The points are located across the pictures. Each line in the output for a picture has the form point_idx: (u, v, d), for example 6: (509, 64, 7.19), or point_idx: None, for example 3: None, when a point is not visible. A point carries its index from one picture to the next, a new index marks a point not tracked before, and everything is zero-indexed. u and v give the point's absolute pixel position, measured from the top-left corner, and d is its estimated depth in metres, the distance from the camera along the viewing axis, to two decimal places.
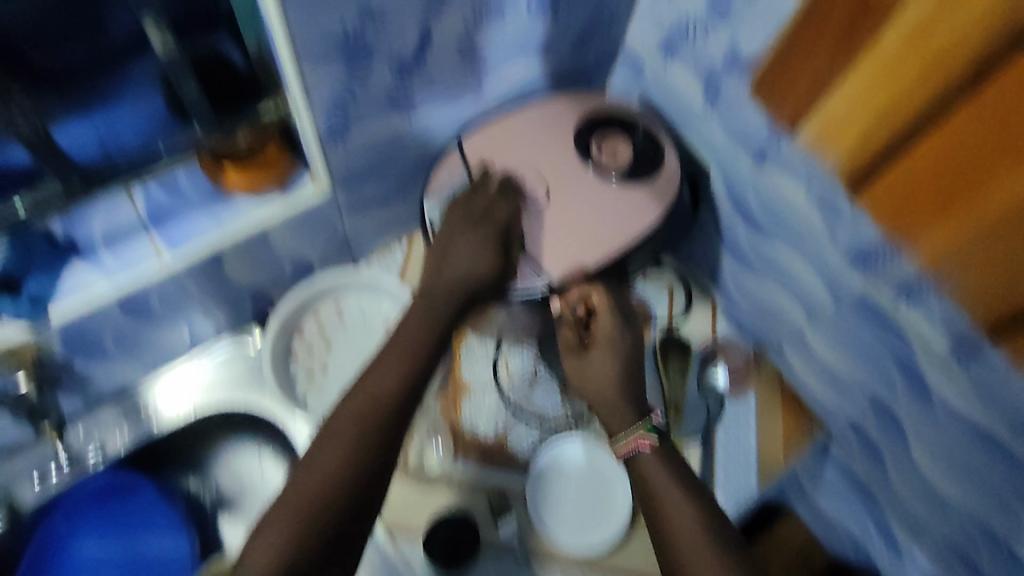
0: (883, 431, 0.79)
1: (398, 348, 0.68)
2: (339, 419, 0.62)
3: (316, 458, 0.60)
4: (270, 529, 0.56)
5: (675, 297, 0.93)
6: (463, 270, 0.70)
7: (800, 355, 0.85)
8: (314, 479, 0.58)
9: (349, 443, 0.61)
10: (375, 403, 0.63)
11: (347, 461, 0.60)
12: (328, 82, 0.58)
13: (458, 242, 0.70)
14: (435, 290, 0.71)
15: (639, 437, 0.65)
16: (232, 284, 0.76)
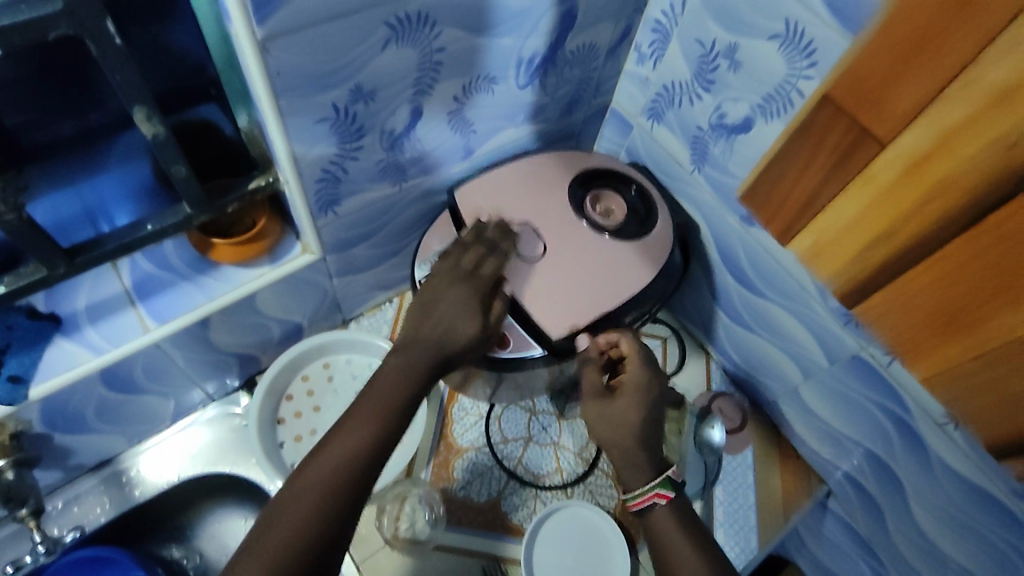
0: (882, 487, 0.78)
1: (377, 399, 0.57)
2: (307, 484, 0.52)
3: (281, 509, 0.51)
4: None
5: (668, 350, 0.94)
6: (451, 324, 0.61)
7: (796, 409, 0.84)
8: (278, 536, 0.49)
9: (319, 513, 0.50)
10: (351, 468, 0.53)
11: (316, 536, 0.50)
12: (320, 156, 0.58)
13: (448, 299, 0.63)
14: (421, 338, 0.60)
15: (656, 493, 0.59)
16: (219, 352, 0.74)
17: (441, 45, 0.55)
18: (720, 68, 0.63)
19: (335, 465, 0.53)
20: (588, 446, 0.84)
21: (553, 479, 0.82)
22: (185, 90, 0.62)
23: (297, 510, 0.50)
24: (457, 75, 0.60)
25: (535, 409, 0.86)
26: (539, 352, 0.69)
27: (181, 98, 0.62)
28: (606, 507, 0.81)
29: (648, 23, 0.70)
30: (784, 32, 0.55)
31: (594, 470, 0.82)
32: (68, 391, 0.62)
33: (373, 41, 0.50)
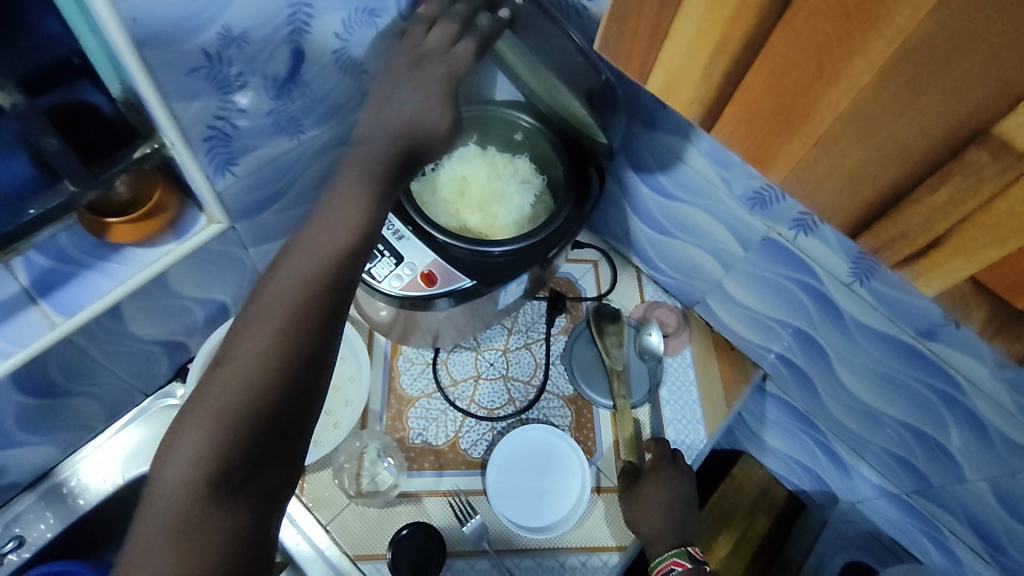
0: (811, 359, 0.83)
1: (276, 300, 0.51)
2: (246, 347, 0.50)
3: (216, 372, 0.49)
4: (177, 458, 0.46)
5: (599, 271, 0.95)
6: (348, 217, 0.56)
7: (724, 303, 0.88)
8: (223, 390, 0.48)
9: (243, 399, 0.48)
10: (264, 363, 0.49)
11: (278, 382, 0.49)
12: (203, 111, 0.56)
13: (402, 91, 0.63)
14: (316, 244, 0.55)
15: (673, 560, 0.71)
16: (139, 341, 0.71)
17: None
18: None
19: (252, 358, 0.49)
20: (536, 373, 0.86)
21: (506, 410, 0.83)
22: (49, 68, 0.54)
23: (221, 398, 0.48)
24: (334, 9, 0.58)
25: (479, 346, 0.86)
26: (467, 281, 0.71)
27: (51, 76, 0.55)
28: (562, 426, 0.83)
29: None
30: None
31: (544, 395, 0.84)
32: None
33: None
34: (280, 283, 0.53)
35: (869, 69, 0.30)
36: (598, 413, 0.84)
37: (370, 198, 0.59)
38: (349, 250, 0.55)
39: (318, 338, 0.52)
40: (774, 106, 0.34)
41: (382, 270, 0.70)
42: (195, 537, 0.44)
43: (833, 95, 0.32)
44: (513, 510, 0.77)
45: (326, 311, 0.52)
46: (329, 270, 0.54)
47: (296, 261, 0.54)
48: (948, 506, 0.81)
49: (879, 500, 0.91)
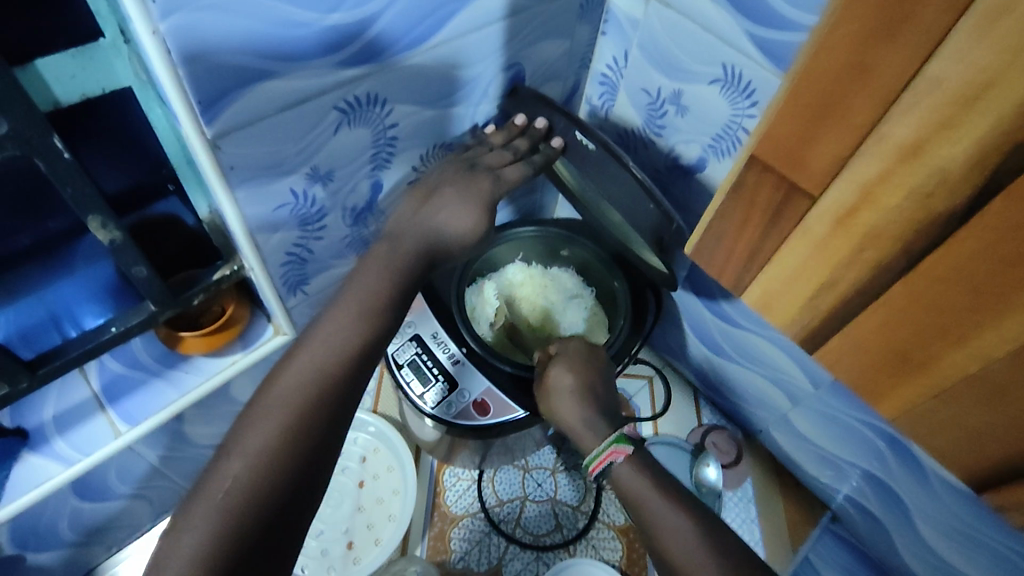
0: (884, 505, 0.76)
1: (285, 394, 0.47)
2: (251, 438, 0.44)
3: (216, 469, 0.44)
4: (170, 562, 0.40)
5: (654, 390, 0.94)
6: (367, 311, 0.51)
7: (790, 437, 0.83)
8: (223, 486, 0.42)
9: (244, 500, 0.42)
10: (269, 462, 0.44)
11: (286, 481, 0.44)
12: (284, 241, 0.59)
13: (445, 200, 0.57)
14: (333, 334, 0.50)
15: (612, 448, 0.58)
16: (195, 446, 0.72)
17: (394, 122, 0.58)
18: (668, 114, 0.66)
19: (254, 456, 0.44)
20: (585, 498, 0.82)
21: (554, 538, 0.79)
22: (141, 188, 0.59)
23: (217, 499, 0.42)
24: (414, 146, 0.62)
25: (528, 465, 0.84)
26: (521, 413, 0.69)
27: (139, 197, 0.60)
28: (612, 561, 0.78)
29: (596, 76, 0.74)
30: (723, 75, 0.58)
31: (594, 523, 0.80)
32: (34, 507, 0.59)
33: (325, 125, 0.51)
34: (291, 373, 0.48)
35: (965, 359, 0.29)
36: (650, 548, 0.79)
37: (396, 295, 0.53)
38: (363, 342, 0.50)
39: (324, 436, 0.46)
40: (892, 346, 0.32)
41: (435, 395, 0.71)
42: None
43: (948, 372, 0.30)
44: None
45: (334, 408, 0.47)
46: (345, 368, 0.49)
47: (308, 350, 0.49)
48: None
49: None
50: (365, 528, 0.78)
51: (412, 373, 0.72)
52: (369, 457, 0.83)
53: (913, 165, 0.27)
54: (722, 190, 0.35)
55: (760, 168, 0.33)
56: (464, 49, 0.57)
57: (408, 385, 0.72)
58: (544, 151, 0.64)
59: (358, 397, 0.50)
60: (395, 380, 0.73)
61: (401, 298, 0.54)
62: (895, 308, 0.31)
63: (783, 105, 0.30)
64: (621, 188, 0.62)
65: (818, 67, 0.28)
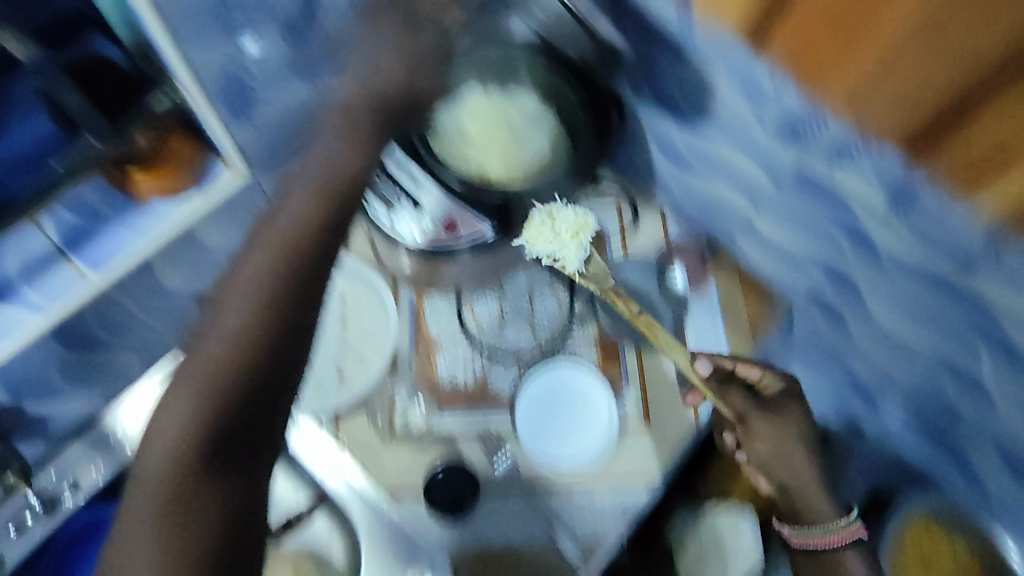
0: (841, 296, 0.80)
1: (248, 283, 0.50)
2: (221, 328, 0.50)
3: (197, 349, 0.50)
4: (172, 425, 0.50)
5: (622, 211, 0.95)
6: (316, 185, 0.51)
7: (753, 241, 0.85)
8: (199, 370, 0.49)
9: (214, 388, 0.49)
10: (239, 356, 0.49)
11: (253, 370, 0.49)
12: (219, 64, 0.61)
13: (373, 59, 0.51)
14: (289, 218, 0.50)
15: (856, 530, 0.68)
16: (172, 295, 0.73)
17: None
18: None
19: (228, 347, 0.49)
20: (561, 315, 0.85)
21: (533, 352, 0.84)
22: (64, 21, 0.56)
23: (201, 382, 0.49)
24: None
25: (503, 292, 0.86)
26: (494, 236, 0.74)
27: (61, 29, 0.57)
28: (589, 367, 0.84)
29: None
30: None
31: (570, 336, 0.85)
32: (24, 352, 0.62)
33: None
34: (252, 263, 0.50)
35: (914, 45, 0.46)
36: (623, 351, 0.84)
37: (346, 150, 0.51)
38: (321, 236, 0.50)
39: (289, 326, 0.50)
40: (881, 50, 0.49)
41: (408, 222, 0.74)
42: (188, 500, 0.48)
43: (905, 53, 0.48)
44: (543, 441, 0.78)
45: (298, 304, 0.50)
46: (302, 257, 0.50)
47: (269, 242, 0.50)
48: (977, 437, 0.78)
49: (904, 430, 0.88)
50: (354, 358, 0.82)
51: (377, 197, 0.73)
52: (348, 297, 0.84)
53: None
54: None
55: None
56: None
57: (374, 209, 0.72)
58: None
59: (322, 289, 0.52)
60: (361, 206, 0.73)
61: (369, 154, 0.52)
62: (881, 19, 0.47)
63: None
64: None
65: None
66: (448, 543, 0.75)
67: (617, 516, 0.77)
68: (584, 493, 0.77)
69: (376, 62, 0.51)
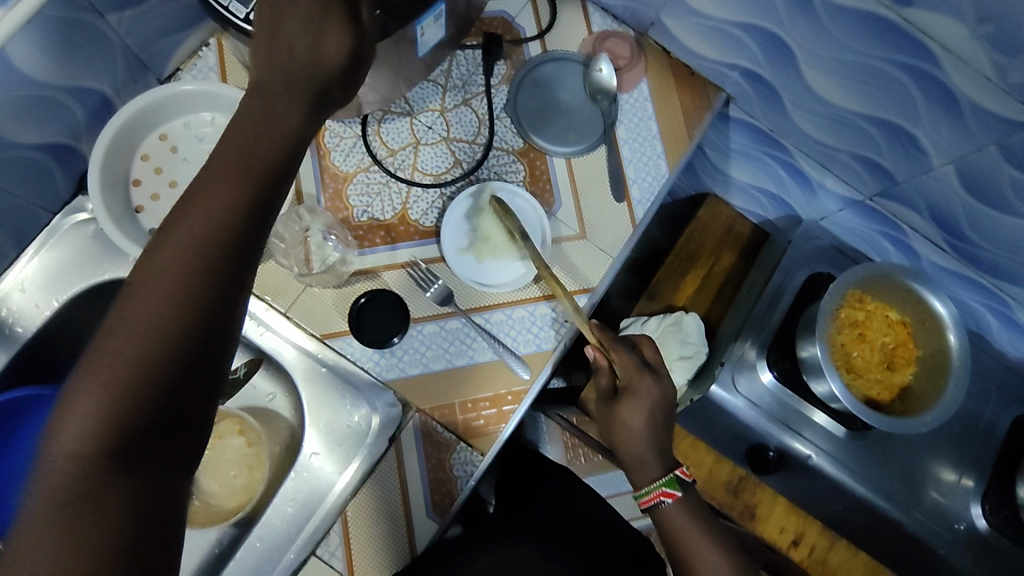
0: (777, 69, 0.74)
1: (170, 266, 0.40)
2: (134, 317, 0.39)
3: (100, 346, 0.38)
4: (64, 436, 0.37)
5: (537, 6, 0.81)
6: (240, 166, 0.42)
7: (681, 20, 0.76)
8: (106, 365, 0.38)
9: (133, 387, 0.38)
10: (157, 356, 0.38)
11: (179, 365, 0.39)
12: None
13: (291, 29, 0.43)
14: (215, 194, 0.41)
15: (661, 492, 0.70)
16: (11, 147, 0.62)
17: None
18: None
19: (141, 343, 0.38)
20: (480, 131, 0.78)
21: (454, 173, 0.77)
22: None
23: (112, 387, 0.37)
24: None
25: (413, 112, 0.78)
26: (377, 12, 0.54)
27: None
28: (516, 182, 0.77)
29: None
30: None
31: (492, 152, 0.77)
32: None
33: None
34: (173, 241, 0.40)
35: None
36: (552, 162, 0.78)
37: (263, 134, 0.43)
38: (250, 212, 0.42)
39: (218, 315, 0.41)
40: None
41: None
42: (83, 517, 0.36)
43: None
44: (474, 263, 0.74)
45: (227, 295, 0.41)
46: (231, 236, 0.41)
47: (188, 215, 0.41)
48: (910, 203, 0.77)
49: (842, 212, 0.87)
50: None
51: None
52: None
53: None
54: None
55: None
56: None
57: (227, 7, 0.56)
58: None
59: (252, 281, 0.43)
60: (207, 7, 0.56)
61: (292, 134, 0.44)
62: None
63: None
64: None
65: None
66: (393, 377, 0.72)
67: (561, 328, 0.74)
68: (525, 310, 0.74)
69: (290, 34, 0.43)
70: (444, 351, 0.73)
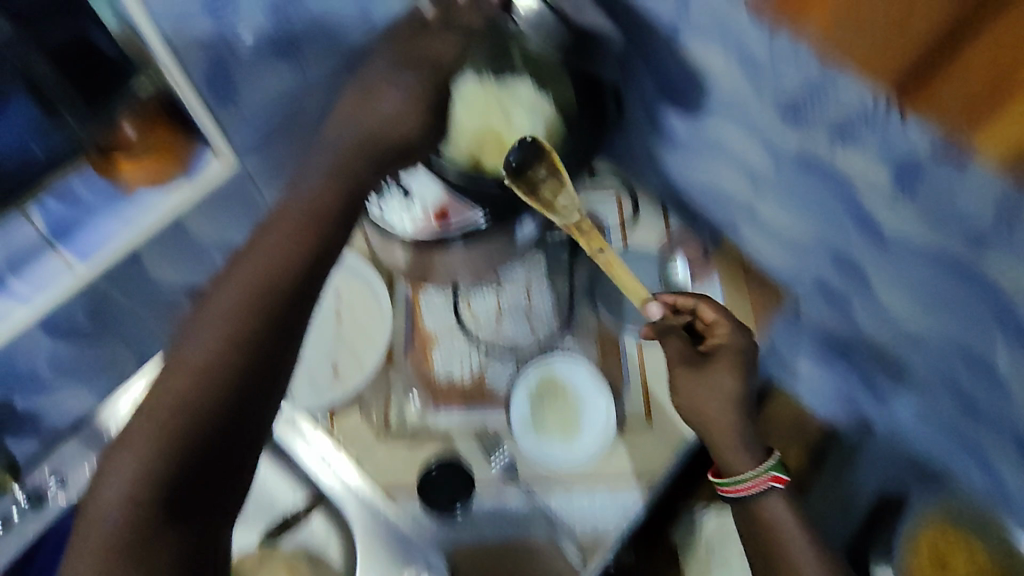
0: (851, 284, 0.75)
1: (217, 323, 0.49)
2: (184, 365, 0.48)
3: (158, 388, 0.48)
4: (123, 464, 0.46)
5: (622, 204, 0.90)
6: (291, 231, 0.52)
7: (756, 231, 0.82)
8: (160, 404, 0.47)
9: (176, 424, 0.47)
10: (201, 402, 0.47)
11: (216, 406, 0.48)
12: (198, 38, 0.55)
13: (372, 108, 0.56)
14: (258, 262, 0.50)
15: None
16: (161, 285, 0.72)
17: None
18: None
19: (186, 386, 0.48)
20: (560, 308, 0.83)
21: (531, 346, 0.82)
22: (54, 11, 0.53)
23: (159, 420, 0.47)
24: None
25: (501, 285, 0.83)
26: (482, 222, 0.68)
27: (49, 12, 0.53)
28: (588, 361, 0.82)
29: None
30: None
31: (569, 329, 0.83)
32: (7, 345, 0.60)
33: None
34: (221, 297, 0.50)
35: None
36: (623, 345, 0.82)
37: (325, 194, 0.53)
38: (288, 282, 0.51)
39: (251, 365, 0.49)
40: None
41: (392, 207, 0.71)
42: (138, 543, 0.45)
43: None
44: (536, 438, 0.77)
45: (265, 351, 0.50)
46: (268, 301, 0.50)
47: (232, 283, 0.50)
48: (993, 424, 0.74)
49: (917, 424, 0.85)
50: (348, 353, 0.80)
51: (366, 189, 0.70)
52: (342, 291, 0.82)
53: None
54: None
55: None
56: None
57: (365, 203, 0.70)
58: None
59: (287, 339, 0.51)
60: None
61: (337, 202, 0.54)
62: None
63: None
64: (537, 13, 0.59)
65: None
66: (449, 542, 0.75)
67: (620, 515, 0.76)
68: (585, 489, 0.76)
69: (383, 111, 0.56)
70: (503, 523, 0.75)
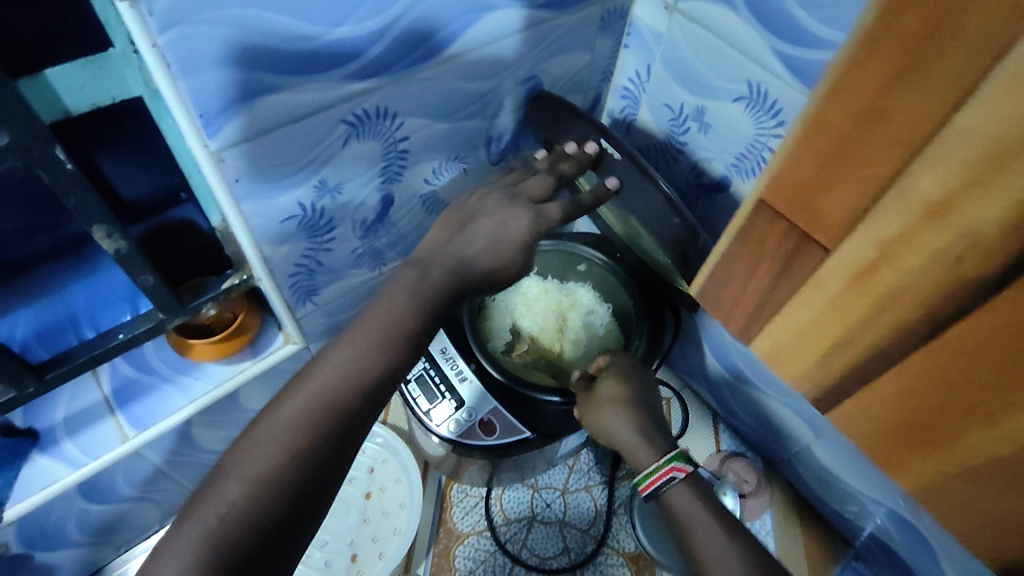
0: (912, 547, 0.69)
1: (287, 419, 0.40)
2: (244, 464, 0.38)
3: (202, 494, 0.38)
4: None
5: (672, 413, 0.91)
6: (382, 334, 0.45)
7: (808, 468, 0.80)
8: (208, 514, 0.37)
9: (220, 540, 0.36)
10: (258, 513, 0.37)
11: (267, 520, 0.37)
12: (291, 254, 0.58)
13: (481, 228, 0.51)
14: (339, 363, 0.43)
15: None
16: (203, 452, 0.72)
17: (405, 134, 0.56)
18: (691, 130, 0.64)
19: (239, 492, 0.38)
20: (595, 521, 0.79)
21: (560, 561, 0.77)
22: (157, 200, 0.58)
23: (204, 527, 0.36)
24: (426, 159, 0.60)
25: (536, 485, 0.82)
26: (529, 434, 0.67)
27: (151, 206, 0.59)
28: None
29: (617, 90, 0.72)
30: (748, 93, 0.55)
31: (604, 548, 0.77)
32: (40, 509, 0.60)
33: (331, 139, 0.50)
34: (298, 393, 0.42)
35: None
36: None
37: (410, 311, 0.47)
38: (365, 387, 0.43)
39: (324, 468, 0.40)
40: (994, 373, 0.20)
41: (441, 412, 0.69)
42: None
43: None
44: None
45: (332, 459, 0.40)
46: (344, 406, 0.42)
47: (304, 384, 0.42)
48: None
49: None
50: (369, 541, 0.78)
51: (419, 387, 0.70)
52: (377, 468, 0.83)
53: (938, 226, 0.19)
54: (728, 232, 0.27)
55: (772, 211, 0.24)
56: (480, 64, 0.55)
57: (414, 401, 0.70)
58: (595, 189, 0.56)
59: (355, 448, 0.42)
60: (401, 396, 0.71)
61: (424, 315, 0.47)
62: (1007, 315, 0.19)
63: (861, 43, 0.19)
64: (648, 208, 0.55)
65: (881, 31, 0.18)
66: None
67: None
68: None
69: (492, 227, 0.52)
70: None
